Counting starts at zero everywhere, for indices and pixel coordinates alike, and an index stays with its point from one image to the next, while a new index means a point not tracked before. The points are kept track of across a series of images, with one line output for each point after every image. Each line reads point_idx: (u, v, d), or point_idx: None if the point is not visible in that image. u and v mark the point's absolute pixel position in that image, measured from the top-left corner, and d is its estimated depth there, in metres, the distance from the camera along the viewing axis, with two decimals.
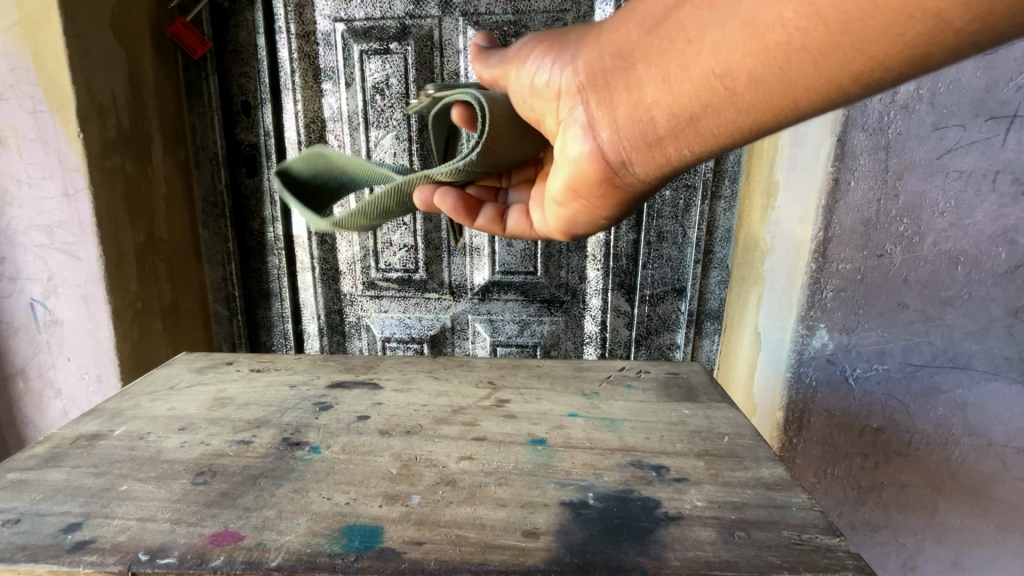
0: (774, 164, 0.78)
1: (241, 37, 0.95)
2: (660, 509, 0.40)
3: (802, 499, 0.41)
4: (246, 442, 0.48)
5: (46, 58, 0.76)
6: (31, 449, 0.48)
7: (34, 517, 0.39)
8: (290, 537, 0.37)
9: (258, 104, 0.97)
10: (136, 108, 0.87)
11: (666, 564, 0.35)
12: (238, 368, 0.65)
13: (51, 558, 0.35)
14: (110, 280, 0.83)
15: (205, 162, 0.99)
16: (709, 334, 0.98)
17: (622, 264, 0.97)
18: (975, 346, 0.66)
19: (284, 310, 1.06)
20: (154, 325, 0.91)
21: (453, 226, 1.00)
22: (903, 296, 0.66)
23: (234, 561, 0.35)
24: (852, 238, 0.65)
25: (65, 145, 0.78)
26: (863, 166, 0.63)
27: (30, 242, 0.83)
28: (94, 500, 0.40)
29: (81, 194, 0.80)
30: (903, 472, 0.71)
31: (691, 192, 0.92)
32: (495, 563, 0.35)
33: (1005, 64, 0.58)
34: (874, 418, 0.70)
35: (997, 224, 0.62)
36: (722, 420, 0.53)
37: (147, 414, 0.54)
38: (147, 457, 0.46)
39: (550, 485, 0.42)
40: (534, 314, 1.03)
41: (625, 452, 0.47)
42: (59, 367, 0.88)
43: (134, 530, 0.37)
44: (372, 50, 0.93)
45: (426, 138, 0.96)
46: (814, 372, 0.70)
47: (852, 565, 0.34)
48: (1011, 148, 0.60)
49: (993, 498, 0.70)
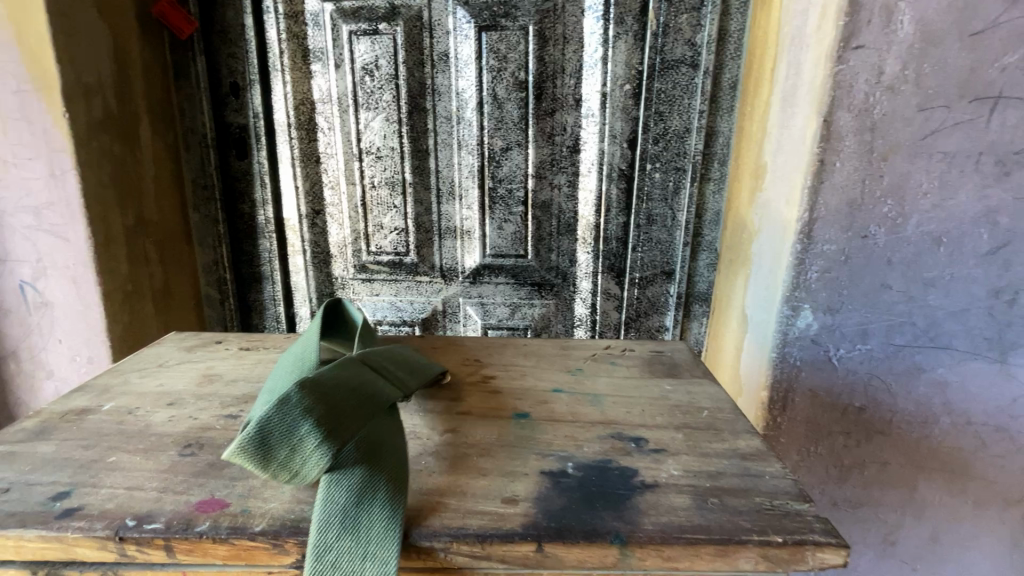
0: (763, 146, 0.78)
1: (229, 16, 0.93)
2: (637, 478, 0.41)
3: (776, 469, 0.42)
4: (233, 417, 0.49)
5: (30, 37, 0.75)
6: (21, 423, 0.48)
7: (23, 487, 0.39)
8: (275, 505, 0.38)
9: (247, 86, 0.96)
10: (122, 89, 0.86)
11: (641, 528, 0.36)
12: (228, 347, 0.65)
13: (40, 524, 0.36)
14: (99, 262, 0.83)
15: (195, 144, 0.99)
16: (697, 316, 0.99)
17: (612, 247, 0.98)
18: (956, 326, 0.67)
19: (276, 293, 1.06)
20: (144, 307, 0.91)
21: (444, 210, 1.00)
22: (885, 276, 0.66)
23: (220, 527, 0.35)
24: (838, 219, 0.66)
25: (51, 126, 0.78)
26: (848, 148, 0.63)
27: (19, 224, 0.82)
28: (82, 471, 0.41)
29: (68, 175, 0.79)
30: (884, 450, 0.72)
31: (680, 174, 0.92)
32: (474, 527, 0.36)
33: (991, 44, 0.58)
34: (856, 397, 0.71)
35: (979, 206, 0.63)
36: (703, 395, 0.54)
37: (137, 390, 0.54)
38: (136, 431, 0.46)
39: (531, 456, 0.44)
40: (525, 297, 1.03)
41: (605, 425, 0.48)
42: (51, 349, 0.88)
43: (121, 498, 0.38)
44: (361, 31, 0.93)
45: (416, 121, 0.96)
46: (798, 352, 0.71)
47: (819, 529, 0.35)
48: (995, 129, 0.60)
49: (970, 475, 0.71)
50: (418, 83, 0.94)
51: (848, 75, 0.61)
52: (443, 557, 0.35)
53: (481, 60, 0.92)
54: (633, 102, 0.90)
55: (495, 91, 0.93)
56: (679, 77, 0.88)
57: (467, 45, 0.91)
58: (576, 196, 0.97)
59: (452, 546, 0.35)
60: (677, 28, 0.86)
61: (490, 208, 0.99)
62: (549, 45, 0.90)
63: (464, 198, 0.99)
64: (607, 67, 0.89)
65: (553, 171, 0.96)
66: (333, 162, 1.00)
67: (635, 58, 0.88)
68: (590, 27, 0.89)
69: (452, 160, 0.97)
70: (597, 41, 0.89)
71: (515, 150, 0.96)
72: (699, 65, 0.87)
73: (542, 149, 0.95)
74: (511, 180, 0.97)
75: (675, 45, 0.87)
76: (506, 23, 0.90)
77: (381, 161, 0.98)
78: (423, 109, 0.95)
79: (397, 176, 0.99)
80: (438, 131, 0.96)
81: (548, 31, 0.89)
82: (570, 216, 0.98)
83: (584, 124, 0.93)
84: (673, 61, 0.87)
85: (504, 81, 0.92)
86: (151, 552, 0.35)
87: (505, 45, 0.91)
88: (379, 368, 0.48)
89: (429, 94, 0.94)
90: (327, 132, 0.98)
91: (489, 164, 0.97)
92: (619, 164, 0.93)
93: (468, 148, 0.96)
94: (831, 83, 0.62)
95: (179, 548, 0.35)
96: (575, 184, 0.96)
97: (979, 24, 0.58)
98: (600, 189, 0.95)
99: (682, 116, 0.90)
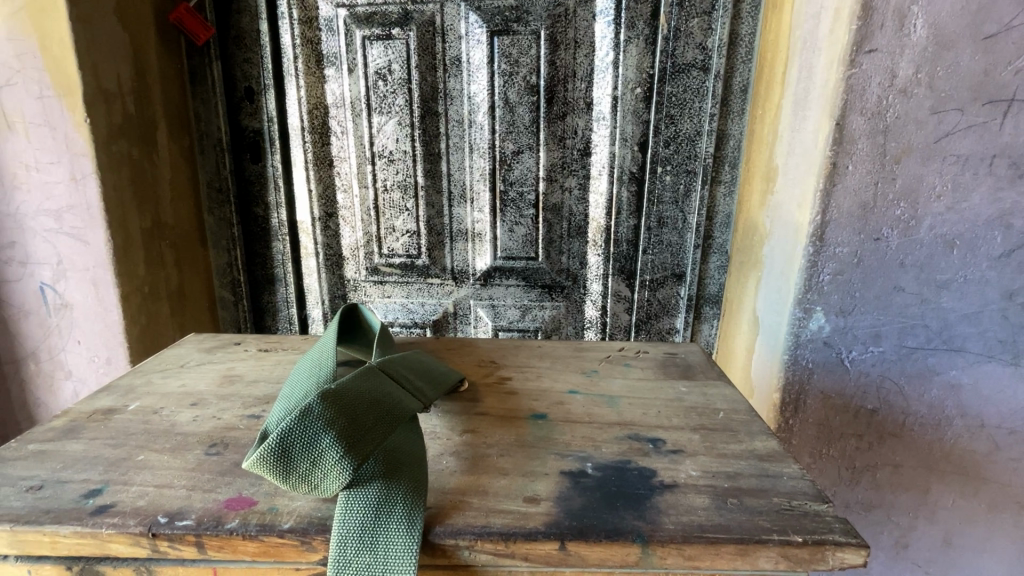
0: (774, 149, 0.79)
1: (244, 23, 0.95)
2: (656, 478, 0.41)
3: (793, 469, 0.42)
4: (256, 417, 0.50)
5: (53, 44, 0.76)
6: (49, 423, 0.49)
7: (56, 484, 0.40)
8: (302, 503, 0.38)
9: (261, 90, 0.98)
10: (141, 94, 0.88)
11: (661, 527, 0.36)
12: (246, 348, 0.66)
13: (74, 521, 0.37)
14: (118, 265, 0.85)
15: (210, 148, 1.00)
16: (708, 319, 0.99)
17: (623, 250, 0.98)
18: (970, 329, 0.67)
19: (289, 295, 1.08)
20: (161, 309, 0.93)
21: (455, 213, 1.01)
22: (899, 279, 0.67)
23: (249, 524, 0.36)
24: (851, 222, 0.66)
25: (73, 131, 0.79)
26: (860, 151, 0.64)
27: (40, 227, 0.84)
28: (112, 469, 0.42)
29: (89, 179, 0.81)
30: (896, 453, 0.72)
31: (691, 177, 0.92)
32: (497, 525, 0.36)
33: (1005, 47, 0.58)
34: (869, 400, 0.71)
35: (993, 209, 0.63)
36: (718, 397, 0.54)
37: (160, 390, 0.55)
38: (161, 430, 0.47)
39: (550, 456, 0.44)
40: (536, 300, 1.04)
41: (622, 426, 0.49)
42: (70, 350, 0.89)
43: (152, 496, 0.39)
44: (375, 36, 0.94)
45: (428, 125, 0.97)
46: (811, 354, 0.71)
47: (838, 529, 0.36)
48: (1009, 131, 0.60)
49: (985, 478, 0.71)
50: (431, 87, 0.95)
51: (860, 79, 0.62)
52: (467, 555, 0.36)
53: (493, 64, 0.93)
54: (644, 105, 0.91)
55: (507, 95, 0.94)
56: (690, 81, 0.88)
57: (479, 50, 0.92)
58: (587, 199, 0.97)
59: (476, 544, 0.36)
60: (688, 32, 0.86)
61: (501, 211, 0.99)
62: (560, 49, 0.91)
63: (475, 201, 1.00)
64: (618, 71, 0.90)
65: (564, 174, 0.97)
66: (346, 165, 1.01)
67: (645, 61, 0.89)
68: (601, 31, 0.89)
69: (463, 163, 0.98)
70: (609, 45, 0.90)
71: (526, 153, 0.96)
72: (710, 69, 0.87)
73: (553, 153, 0.96)
74: (522, 183, 0.98)
75: (686, 49, 0.87)
76: (517, 27, 0.91)
77: (393, 164, 0.99)
78: (434, 113, 0.96)
79: (409, 179, 1.00)
80: (451, 135, 0.97)
81: (560, 35, 0.90)
82: (581, 218, 0.99)
83: (595, 128, 0.94)
84: (683, 65, 0.88)
85: (515, 85, 0.93)
86: (182, 548, 0.36)
87: (517, 50, 0.91)
88: (396, 375, 0.48)
89: (441, 98, 0.95)
90: (340, 136, 0.99)
91: (501, 168, 0.97)
92: (629, 167, 0.94)
93: (480, 152, 0.97)
94: (844, 86, 0.62)
95: (209, 544, 0.36)
96: (586, 187, 0.97)
97: (993, 28, 0.58)
98: (611, 192, 0.95)
99: (693, 120, 0.90)
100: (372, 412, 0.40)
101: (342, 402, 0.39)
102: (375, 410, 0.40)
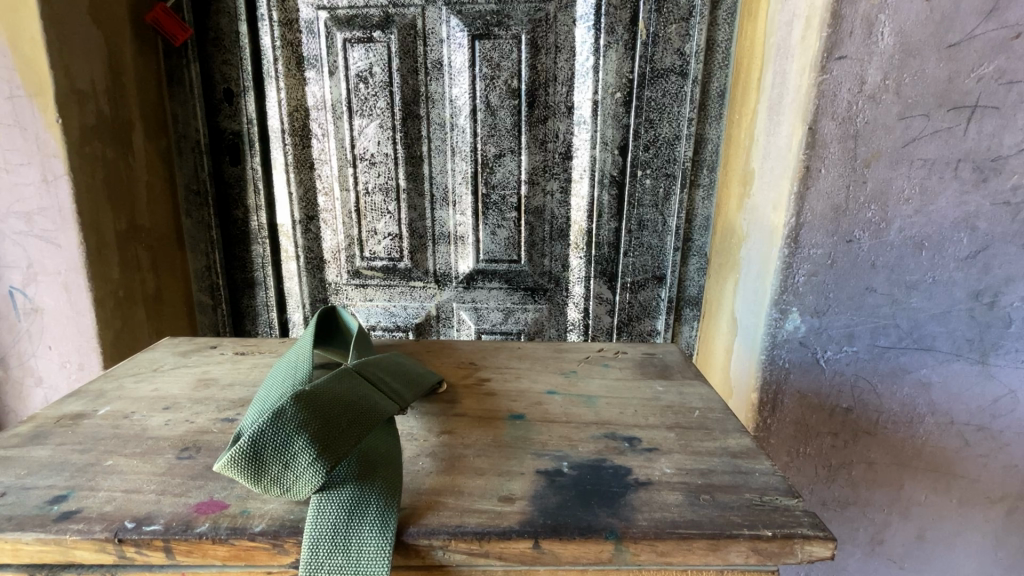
0: (750, 153, 0.80)
1: (223, 24, 0.94)
2: (631, 476, 0.42)
3: (765, 466, 0.43)
4: (230, 421, 0.49)
5: (23, 43, 0.75)
6: (14, 428, 0.48)
7: (19, 490, 0.39)
8: (275, 505, 0.38)
9: (240, 92, 0.97)
10: (116, 96, 0.86)
11: (635, 524, 0.37)
12: (223, 352, 0.66)
13: (37, 528, 0.36)
14: (92, 268, 0.83)
15: (188, 150, 0.99)
16: (688, 320, 1.01)
17: (604, 252, 0.99)
18: (938, 328, 0.69)
19: (269, 299, 1.06)
20: (136, 311, 0.91)
21: (437, 215, 1.01)
22: (870, 280, 0.68)
23: (220, 527, 0.36)
24: (824, 224, 0.67)
25: (44, 131, 0.77)
26: (833, 154, 0.65)
27: (9, 229, 0.82)
28: (79, 474, 0.41)
29: (60, 180, 0.79)
30: (870, 449, 0.73)
31: (670, 180, 0.94)
32: (472, 525, 0.36)
33: (966, 55, 0.60)
34: (844, 398, 0.72)
35: (959, 211, 0.65)
36: (695, 396, 0.55)
37: (132, 394, 0.54)
38: (132, 434, 0.47)
39: (527, 455, 0.44)
40: (518, 302, 1.04)
41: (599, 425, 0.49)
42: (41, 356, 0.87)
43: (120, 501, 0.38)
44: (355, 38, 0.94)
45: (411, 127, 0.97)
46: (787, 354, 0.72)
47: (807, 522, 0.37)
48: (972, 137, 0.62)
49: (956, 474, 0.73)
50: (412, 90, 0.95)
51: (831, 85, 0.63)
52: (441, 554, 0.36)
53: (475, 68, 0.93)
54: (624, 110, 0.92)
55: (488, 99, 0.94)
56: (669, 85, 0.90)
57: (461, 54, 0.93)
58: (569, 202, 0.98)
59: (450, 544, 0.36)
60: (666, 38, 0.88)
61: (484, 214, 1.00)
62: (541, 54, 0.92)
63: (457, 204, 1.00)
64: (598, 76, 0.91)
65: (546, 177, 0.97)
66: (327, 168, 1.00)
67: (624, 67, 0.90)
68: (581, 36, 0.90)
69: (445, 167, 0.98)
70: (589, 50, 0.90)
71: (509, 156, 0.97)
72: (688, 74, 0.89)
73: (534, 156, 0.96)
74: (505, 186, 0.98)
75: (664, 54, 0.88)
76: (497, 31, 0.91)
77: (375, 166, 0.99)
78: (416, 116, 0.96)
79: (391, 182, 1.00)
80: (432, 138, 0.97)
81: (540, 40, 0.91)
82: (563, 221, 0.99)
83: (576, 131, 0.95)
84: (662, 70, 0.89)
85: (496, 89, 0.94)
86: (150, 554, 0.36)
87: (498, 54, 0.92)
88: (374, 379, 0.48)
89: (423, 101, 0.95)
90: (321, 138, 0.99)
91: (483, 171, 0.98)
92: (610, 170, 0.95)
93: (462, 155, 0.97)
94: (815, 91, 0.64)
95: (178, 549, 0.35)
96: (567, 190, 0.98)
97: (956, 36, 0.60)
98: (592, 196, 0.96)
99: (672, 124, 0.91)
100: (348, 415, 0.40)
101: (317, 404, 0.39)
102: (351, 412, 0.40)
